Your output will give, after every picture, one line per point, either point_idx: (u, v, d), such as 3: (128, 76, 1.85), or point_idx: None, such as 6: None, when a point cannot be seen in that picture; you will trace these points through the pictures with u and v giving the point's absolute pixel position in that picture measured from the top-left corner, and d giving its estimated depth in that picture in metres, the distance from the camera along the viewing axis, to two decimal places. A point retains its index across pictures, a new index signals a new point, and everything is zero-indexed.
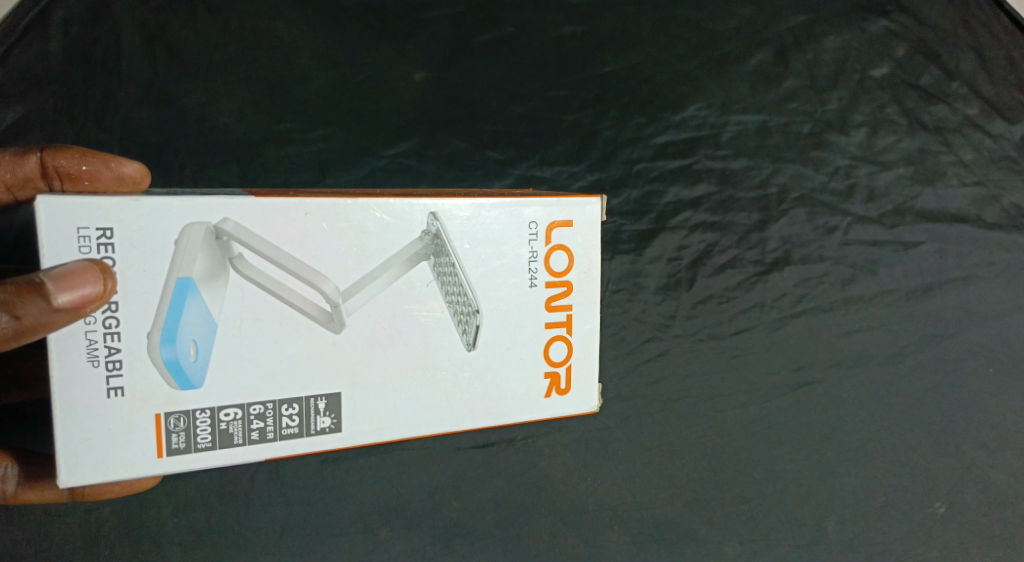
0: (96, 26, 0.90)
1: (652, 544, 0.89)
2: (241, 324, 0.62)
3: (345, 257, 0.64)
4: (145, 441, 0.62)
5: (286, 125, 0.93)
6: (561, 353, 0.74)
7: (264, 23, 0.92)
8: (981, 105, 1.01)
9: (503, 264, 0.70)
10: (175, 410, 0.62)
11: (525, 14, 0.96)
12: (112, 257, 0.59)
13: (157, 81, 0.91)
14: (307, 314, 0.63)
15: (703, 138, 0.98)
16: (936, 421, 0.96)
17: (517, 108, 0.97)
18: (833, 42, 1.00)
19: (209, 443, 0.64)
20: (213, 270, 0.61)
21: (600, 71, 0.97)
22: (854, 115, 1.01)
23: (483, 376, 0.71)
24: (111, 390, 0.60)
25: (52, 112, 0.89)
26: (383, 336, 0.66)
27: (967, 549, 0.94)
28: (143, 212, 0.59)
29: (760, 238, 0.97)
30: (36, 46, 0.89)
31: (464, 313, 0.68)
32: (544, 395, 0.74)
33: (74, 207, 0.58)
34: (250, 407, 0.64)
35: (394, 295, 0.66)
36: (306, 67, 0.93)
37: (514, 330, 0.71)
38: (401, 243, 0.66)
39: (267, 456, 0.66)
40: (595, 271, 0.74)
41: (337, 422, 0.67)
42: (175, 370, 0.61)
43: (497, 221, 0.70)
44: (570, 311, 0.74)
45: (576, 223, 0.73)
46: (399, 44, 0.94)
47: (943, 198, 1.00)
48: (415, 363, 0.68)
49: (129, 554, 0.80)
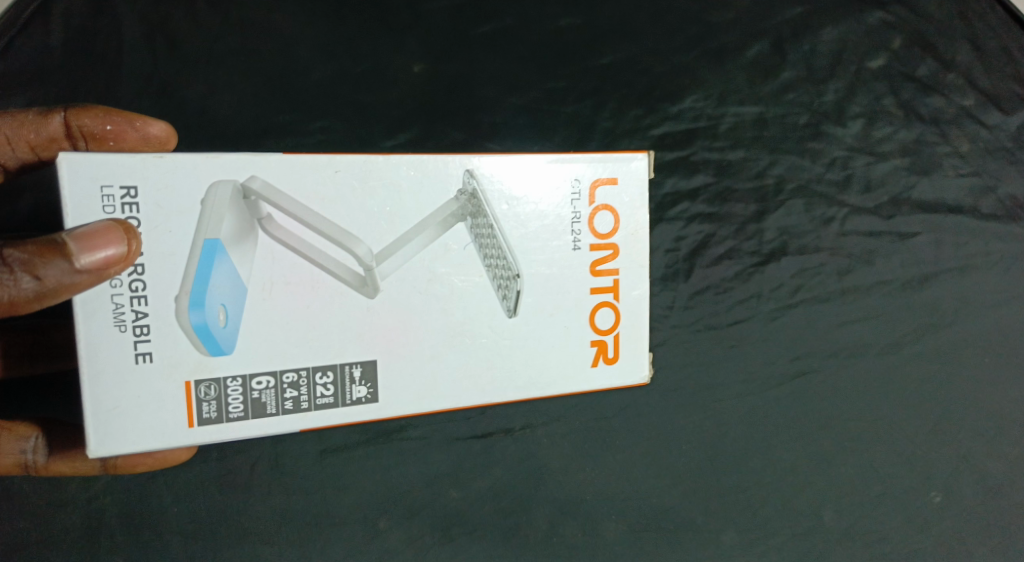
0: (98, 19, 0.91)
1: (650, 533, 0.89)
2: (270, 289, 0.66)
3: (374, 222, 0.69)
4: (177, 409, 0.66)
5: (286, 117, 0.93)
6: (608, 321, 0.77)
7: (265, 16, 0.93)
8: (977, 97, 1.02)
9: (544, 225, 0.74)
10: (205, 378, 0.66)
11: (523, 8, 0.97)
12: (136, 217, 0.63)
13: (158, 73, 0.91)
14: (339, 277, 0.67)
15: (701, 129, 0.99)
16: (932, 411, 0.96)
17: (515, 99, 0.97)
18: (830, 33, 1.01)
19: (241, 412, 0.67)
20: (240, 230, 0.65)
21: (598, 63, 0.98)
22: (851, 107, 1.01)
23: (528, 341, 0.74)
24: (139, 355, 0.64)
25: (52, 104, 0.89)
26: (422, 301, 0.70)
27: (962, 537, 0.94)
28: (166, 171, 0.63)
29: (757, 229, 0.97)
30: (39, 39, 0.90)
31: (504, 278, 0.72)
32: (592, 364, 0.77)
33: (98, 166, 0.62)
34: (282, 374, 0.67)
35: (428, 257, 0.70)
36: (306, 59, 0.94)
37: (557, 296, 0.74)
38: (437, 203, 0.70)
39: (301, 426, 0.70)
40: (639, 233, 0.77)
41: (373, 391, 0.71)
42: (204, 336, 0.65)
43: (537, 183, 0.74)
44: (616, 275, 0.77)
45: (620, 181, 0.76)
46: (398, 37, 0.95)
47: (939, 189, 1.01)
48: (454, 329, 0.71)
49: (128, 544, 0.80)
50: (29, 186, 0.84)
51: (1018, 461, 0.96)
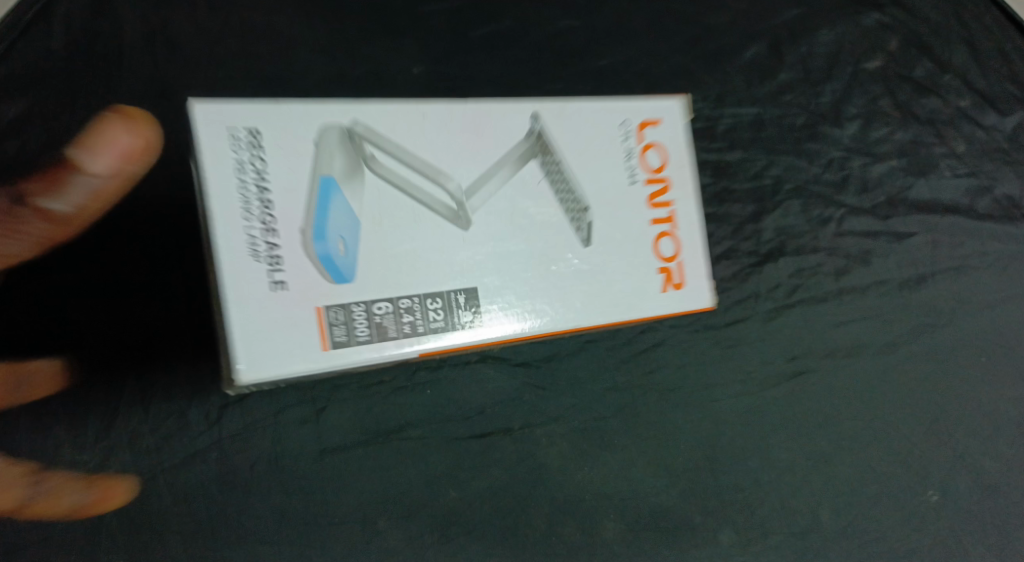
0: (98, 22, 0.91)
1: (647, 532, 0.89)
2: (380, 221, 0.68)
3: (461, 161, 0.71)
4: (310, 333, 0.66)
5: (293, 116, 0.94)
6: (670, 248, 0.79)
7: (268, 21, 0.95)
8: (974, 98, 1.07)
9: (604, 161, 0.76)
10: (335, 304, 0.66)
11: (525, 15, 1.00)
12: (262, 152, 0.66)
13: (158, 75, 0.91)
14: (436, 211, 0.69)
15: (698, 130, 1.00)
16: (929, 409, 0.97)
17: (510, 97, 0.98)
18: (827, 34, 1.05)
19: (368, 335, 0.68)
20: (351, 167, 0.68)
21: (597, 62, 1.01)
22: (848, 108, 1.04)
23: (601, 269, 0.75)
24: (275, 283, 0.65)
25: (52, 105, 0.88)
26: (512, 237, 0.72)
27: (960, 535, 0.94)
28: (282, 112, 0.66)
29: (755, 230, 0.98)
30: (40, 42, 0.89)
31: (575, 210, 0.74)
32: (660, 289, 0.78)
33: (225, 111, 0.65)
34: (399, 299, 0.68)
35: (509, 193, 0.72)
36: (308, 61, 0.95)
37: (625, 225, 0.76)
38: (509, 144, 0.73)
39: (419, 349, 0.69)
40: (687, 165, 0.80)
41: (477, 316, 0.71)
42: (326, 263, 0.66)
43: (592, 121, 0.76)
44: (672, 207, 0.79)
45: (664, 120, 0.80)
46: (400, 40, 0.97)
47: (935, 189, 1.03)
48: (539, 255, 0.73)
49: (128, 541, 0.82)
50: None
51: (1014, 460, 0.97)
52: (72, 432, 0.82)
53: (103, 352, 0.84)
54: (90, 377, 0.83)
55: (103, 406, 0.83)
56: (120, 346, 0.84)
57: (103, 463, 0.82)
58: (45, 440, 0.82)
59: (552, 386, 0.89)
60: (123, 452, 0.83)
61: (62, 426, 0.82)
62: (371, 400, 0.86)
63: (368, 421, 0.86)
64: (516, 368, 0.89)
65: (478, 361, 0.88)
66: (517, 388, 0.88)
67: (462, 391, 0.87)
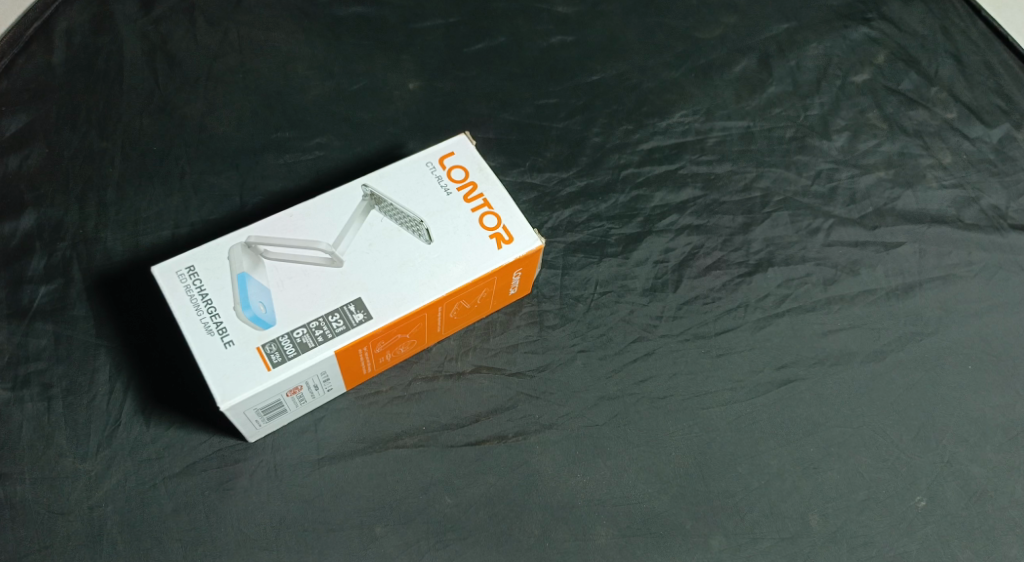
0: (161, 68, 1.06)
1: (640, 537, 0.85)
2: (286, 282, 0.79)
3: (322, 228, 0.83)
4: (254, 369, 0.75)
5: (320, 138, 1.04)
6: (491, 219, 0.85)
7: (303, 64, 1.09)
8: (958, 110, 1.13)
9: (422, 191, 0.86)
10: (269, 340, 0.76)
11: (528, 50, 1.13)
12: (193, 268, 0.79)
13: (201, 109, 1.04)
14: (317, 262, 0.80)
15: (689, 143, 1.09)
16: (917, 416, 0.94)
17: (509, 116, 1.08)
18: (816, 48, 1.17)
19: (295, 350, 0.76)
20: (253, 262, 0.80)
21: (589, 79, 1.12)
22: (837, 121, 1.12)
23: (451, 254, 0.83)
24: (226, 342, 0.76)
25: (106, 135, 1.01)
26: (377, 254, 0.81)
27: (963, 552, 0.87)
28: (212, 248, 0.81)
29: (744, 240, 1.03)
30: (106, 85, 1.04)
31: (412, 225, 0.83)
32: (495, 248, 0.84)
33: (178, 263, 0.79)
34: (310, 321, 0.77)
35: (370, 234, 0.82)
36: (334, 93, 1.07)
37: (451, 222, 0.84)
38: (351, 206, 0.85)
39: (336, 350, 0.78)
40: (484, 167, 0.88)
41: (368, 311, 0.79)
42: (258, 320, 0.76)
43: (403, 175, 0.87)
44: (484, 197, 0.86)
45: (457, 151, 0.89)
46: (418, 75, 1.10)
47: (922, 200, 1.07)
48: (399, 261, 0.81)
49: (115, 549, 0.80)
50: (70, 234, 0.94)
51: (1003, 467, 0.92)
52: (74, 444, 0.84)
53: (116, 366, 0.88)
54: (106, 383, 0.87)
55: (105, 419, 0.86)
56: (133, 361, 0.88)
57: (103, 473, 0.83)
58: (47, 450, 0.84)
59: (544, 395, 0.91)
60: (126, 460, 0.84)
61: (64, 435, 0.85)
62: (367, 410, 0.89)
63: (367, 430, 0.88)
64: (510, 378, 0.92)
65: (472, 371, 0.92)
66: (512, 396, 0.91)
67: (455, 401, 0.91)
